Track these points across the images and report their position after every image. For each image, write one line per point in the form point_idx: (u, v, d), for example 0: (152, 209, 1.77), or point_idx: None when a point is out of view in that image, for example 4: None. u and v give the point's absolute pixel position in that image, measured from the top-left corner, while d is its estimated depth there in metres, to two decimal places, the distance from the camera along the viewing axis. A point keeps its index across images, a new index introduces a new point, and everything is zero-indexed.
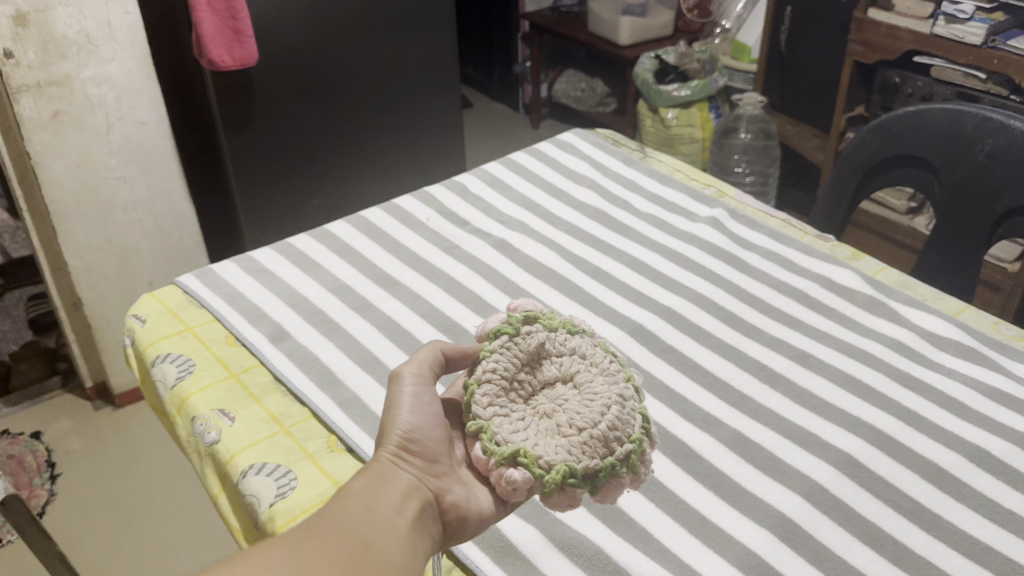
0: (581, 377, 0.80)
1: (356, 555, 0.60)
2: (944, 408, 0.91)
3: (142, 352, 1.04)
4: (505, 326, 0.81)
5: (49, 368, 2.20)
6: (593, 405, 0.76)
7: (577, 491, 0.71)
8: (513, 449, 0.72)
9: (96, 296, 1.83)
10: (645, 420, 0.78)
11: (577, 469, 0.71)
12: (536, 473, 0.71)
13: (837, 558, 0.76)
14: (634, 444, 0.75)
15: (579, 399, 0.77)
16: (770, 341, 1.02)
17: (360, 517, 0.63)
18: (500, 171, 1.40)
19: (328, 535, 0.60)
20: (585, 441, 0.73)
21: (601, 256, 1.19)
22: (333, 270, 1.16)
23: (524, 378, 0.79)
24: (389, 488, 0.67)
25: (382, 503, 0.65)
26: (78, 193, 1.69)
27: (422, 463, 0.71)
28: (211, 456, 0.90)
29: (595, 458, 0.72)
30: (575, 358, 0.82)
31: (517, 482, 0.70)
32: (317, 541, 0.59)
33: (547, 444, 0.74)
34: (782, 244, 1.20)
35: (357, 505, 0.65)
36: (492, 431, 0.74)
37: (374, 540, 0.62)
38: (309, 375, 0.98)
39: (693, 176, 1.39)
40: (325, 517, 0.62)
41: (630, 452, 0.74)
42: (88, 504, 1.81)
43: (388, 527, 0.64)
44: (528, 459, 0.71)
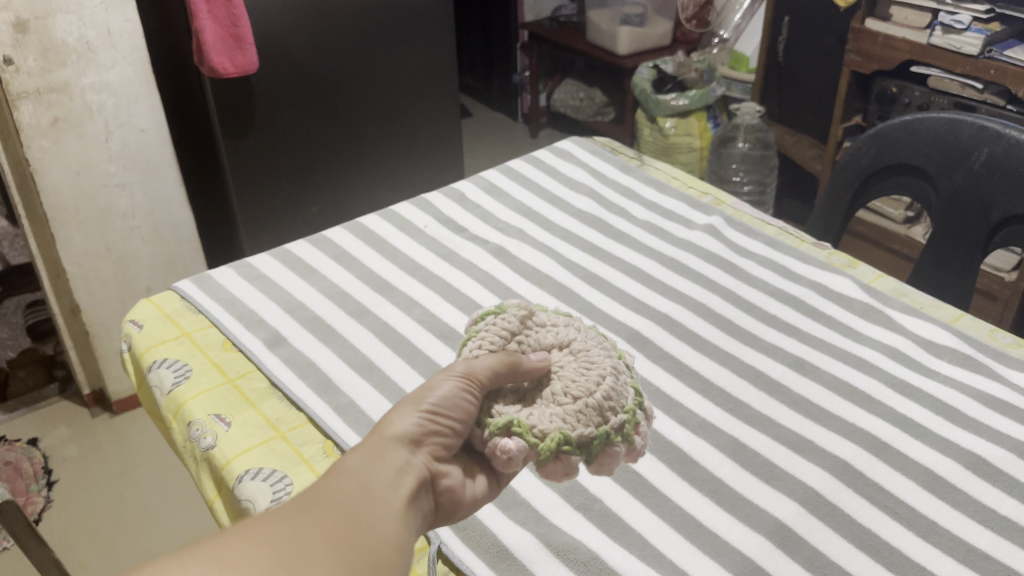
0: (578, 344, 0.81)
1: (357, 534, 0.56)
2: (940, 415, 0.91)
3: (139, 357, 1.04)
4: (492, 311, 0.84)
5: (47, 375, 2.20)
6: (589, 373, 0.76)
7: (573, 458, 0.70)
8: (507, 418, 0.72)
9: (94, 302, 1.83)
10: (638, 393, 0.78)
11: (572, 437, 0.71)
12: (530, 442, 0.70)
13: (831, 564, 0.76)
14: (627, 413, 0.75)
15: (576, 367, 0.77)
16: (766, 347, 1.02)
17: (361, 494, 0.60)
18: (497, 178, 1.40)
19: (325, 511, 0.56)
20: (579, 409, 0.73)
21: (598, 263, 1.19)
22: (331, 276, 1.17)
23: (518, 344, 0.80)
24: (386, 465, 0.63)
25: (384, 481, 0.62)
26: (77, 200, 1.69)
27: (427, 441, 0.68)
28: (207, 461, 0.90)
29: (590, 426, 0.72)
30: (570, 329, 0.83)
31: (512, 450, 0.69)
32: (316, 518, 0.55)
33: (544, 411, 0.73)
34: (779, 251, 1.20)
35: (357, 481, 0.61)
36: (485, 404, 0.74)
37: (375, 519, 0.58)
38: (306, 381, 0.98)
39: (690, 184, 1.39)
40: (323, 494, 0.58)
41: (624, 419, 0.74)
42: (85, 512, 1.81)
43: (388, 507, 0.60)
44: (523, 426, 0.71)
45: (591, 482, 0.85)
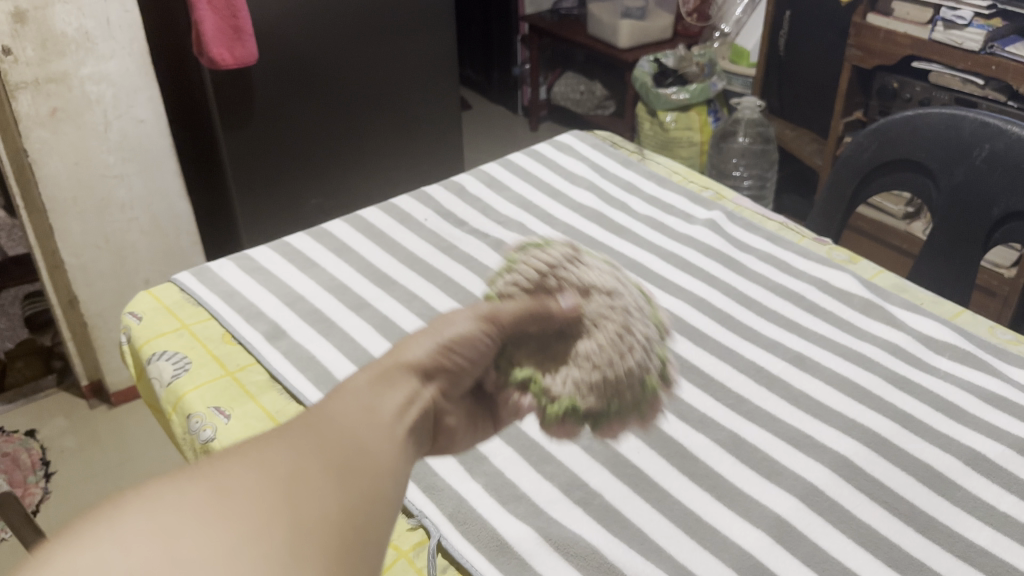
0: (614, 295, 0.78)
1: (351, 459, 0.48)
2: (940, 411, 0.91)
3: (138, 349, 1.04)
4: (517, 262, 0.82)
5: (45, 367, 2.19)
6: (616, 346, 0.74)
7: (576, 423, 0.74)
8: (526, 373, 0.73)
9: (92, 294, 1.83)
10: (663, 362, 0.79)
11: (581, 406, 0.73)
12: (542, 400, 0.73)
13: (831, 560, 0.76)
14: (638, 404, 0.75)
15: (617, 326, 0.75)
16: (766, 343, 1.02)
17: (360, 415, 0.52)
18: (498, 171, 1.40)
19: (321, 432, 0.49)
20: (596, 381, 0.73)
21: (599, 257, 1.19)
22: (330, 269, 1.16)
23: (546, 286, 0.77)
24: (392, 390, 0.56)
25: (385, 403, 0.55)
26: (75, 190, 1.69)
27: (436, 375, 0.62)
28: (206, 453, 0.90)
29: (602, 396, 0.73)
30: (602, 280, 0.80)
31: (524, 406, 0.72)
32: (308, 438, 0.48)
33: (567, 376, 0.74)
34: (779, 246, 1.20)
35: (358, 400, 0.53)
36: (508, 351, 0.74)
37: (375, 446, 0.50)
38: (306, 374, 0.97)
39: (691, 179, 1.39)
40: (317, 415, 0.51)
41: (634, 405, 0.75)
42: (82, 503, 1.81)
43: (388, 434, 0.52)
44: (538, 386, 0.73)
45: (591, 477, 0.85)
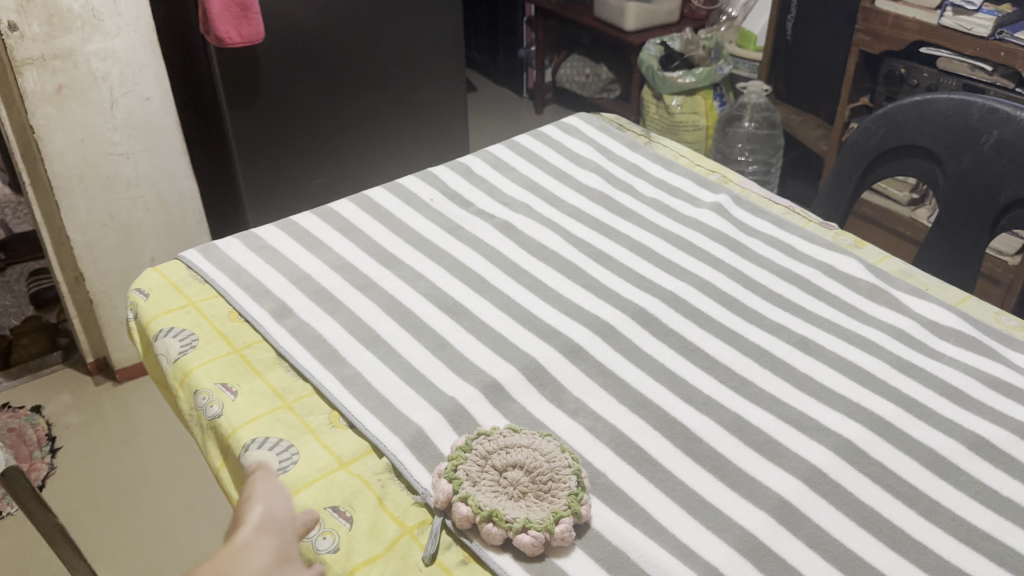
0: (558, 458, 0.84)
1: None
2: (944, 395, 0.92)
3: (145, 326, 1.05)
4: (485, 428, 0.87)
5: (50, 344, 2.20)
6: (560, 492, 0.80)
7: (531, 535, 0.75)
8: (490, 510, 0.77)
9: (98, 272, 1.84)
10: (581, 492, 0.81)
11: (534, 523, 0.76)
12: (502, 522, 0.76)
13: (833, 542, 0.77)
14: (574, 490, 0.79)
15: (560, 483, 0.81)
16: (771, 326, 1.02)
17: None
18: (504, 152, 1.40)
19: None
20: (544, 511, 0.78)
21: (605, 240, 1.19)
22: (337, 249, 1.17)
23: (506, 464, 0.83)
24: None
25: None
26: (81, 168, 1.69)
27: None
28: (213, 430, 0.91)
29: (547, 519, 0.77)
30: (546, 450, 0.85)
31: (493, 532, 0.76)
32: None
33: (503, 504, 0.79)
34: (785, 230, 1.20)
35: None
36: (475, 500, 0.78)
37: None
38: (312, 352, 0.98)
39: (698, 162, 1.39)
40: None
41: (571, 496, 0.79)
42: (87, 479, 1.82)
43: None
44: (497, 515, 0.77)
45: (595, 456, 0.86)
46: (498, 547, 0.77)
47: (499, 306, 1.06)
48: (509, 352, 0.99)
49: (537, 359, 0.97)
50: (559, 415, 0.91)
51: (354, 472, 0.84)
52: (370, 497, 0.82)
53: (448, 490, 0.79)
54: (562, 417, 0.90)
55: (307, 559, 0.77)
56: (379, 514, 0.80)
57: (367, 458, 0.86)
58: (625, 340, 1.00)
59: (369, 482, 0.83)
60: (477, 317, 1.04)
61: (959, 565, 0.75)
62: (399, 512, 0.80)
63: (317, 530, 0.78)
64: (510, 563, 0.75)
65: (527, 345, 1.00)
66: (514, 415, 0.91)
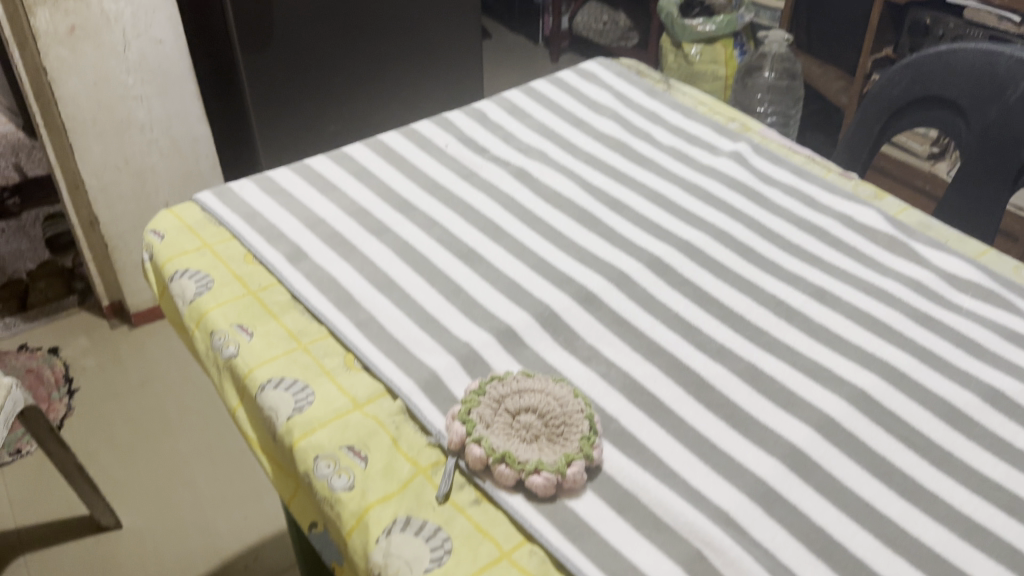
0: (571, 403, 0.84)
1: None
2: (960, 347, 0.92)
3: (161, 267, 1.05)
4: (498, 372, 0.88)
5: (66, 287, 2.22)
6: (573, 436, 0.80)
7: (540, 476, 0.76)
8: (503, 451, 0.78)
9: (113, 216, 1.86)
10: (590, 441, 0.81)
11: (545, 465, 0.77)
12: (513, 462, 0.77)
13: (844, 489, 0.77)
14: (586, 434, 0.80)
15: (573, 427, 0.81)
16: (788, 277, 1.02)
17: None
18: (520, 98, 1.38)
19: None
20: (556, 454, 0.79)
21: (620, 188, 1.18)
22: (351, 193, 1.16)
23: (520, 405, 0.83)
24: None
25: None
26: (95, 111, 1.69)
27: None
28: (229, 370, 0.92)
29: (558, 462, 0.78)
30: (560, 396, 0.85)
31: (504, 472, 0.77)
32: None
33: (516, 446, 0.80)
34: (804, 180, 1.19)
35: None
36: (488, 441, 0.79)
37: None
38: (327, 296, 0.98)
39: (717, 110, 1.37)
40: None
41: (583, 439, 0.79)
42: (104, 419, 1.85)
43: None
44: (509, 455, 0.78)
45: (607, 402, 0.86)
46: (510, 488, 0.78)
47: (514, 253, 1.06)
48: (523, 299, 0.99)
49: (551, 306, 0.97)
50: (572, 361, 0.91)
51: (368, 413, 0.85)
52: (384, 438, 0.82)
53: (462, 433, 0.80)
54: (576, 364, 0.91)
55: (322, 497, 0.78)
56: (393, 454, 0.81)
57: (382, 400, 0.86)
58: (639, 289, 1.00)
59: (384, 423, 0.84)
60: (491, 264, 1.04)
61: (970, 514, 0.75)
62: (413, 453, 0.81)
63: (332, 468, 0.80)
64: (523, 504, 0.76)
65: (541, 292, 1.00)
66: (527, 361, 0.91)
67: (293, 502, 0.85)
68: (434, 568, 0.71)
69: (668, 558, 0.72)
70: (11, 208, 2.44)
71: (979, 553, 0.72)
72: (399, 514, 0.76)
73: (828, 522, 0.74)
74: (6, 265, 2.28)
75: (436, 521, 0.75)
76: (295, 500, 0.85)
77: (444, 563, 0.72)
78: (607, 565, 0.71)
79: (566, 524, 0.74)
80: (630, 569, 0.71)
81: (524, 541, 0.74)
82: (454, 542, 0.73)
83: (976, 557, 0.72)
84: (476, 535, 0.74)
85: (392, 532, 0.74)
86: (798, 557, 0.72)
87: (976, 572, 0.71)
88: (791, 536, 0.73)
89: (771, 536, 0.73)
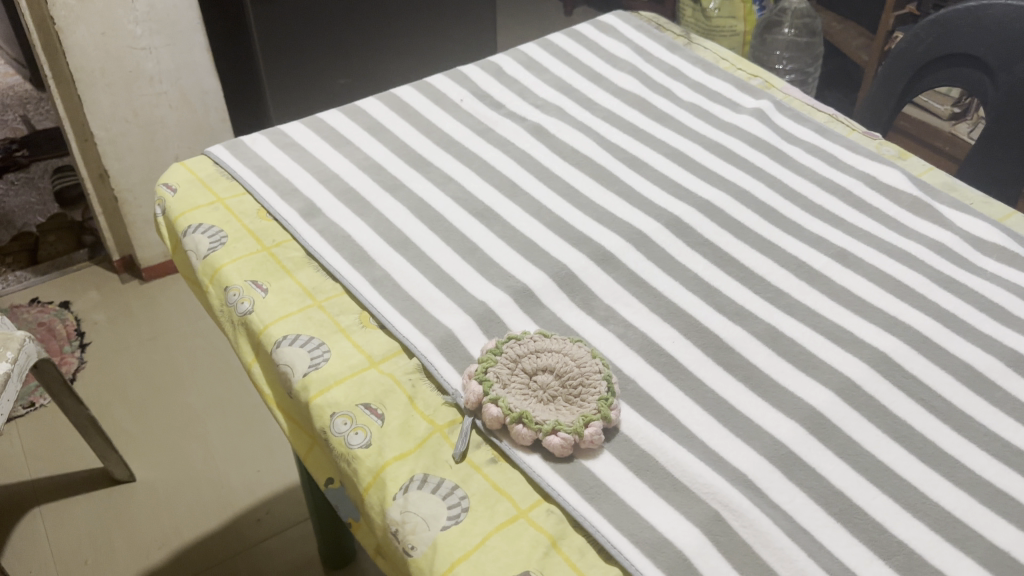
0: (587, 362, 0.83)
1: None
2: (983, 311, 0.91)
3: (174, 221, 1.04)
4: (515, 333, 0.87)
5: (77, 241, 2.21)
6: (588, 397, 0.79)
7: (560, 438, 0.76)
8: (520, 412, 0.77)
9: (123, 169, 1.85)
10: (610, 393, 0.80)
11: (564, 425, 0.76)
12: (532, 424, 0.77)
13: (864, 453, 0.76)
14: (604, 395, 0.79)
15: (589, 387, 0.80)
16: (809, 238, 1.00)
17: None
18: (537, 52, 1.35)
19: None
20: (574, 414, 0.78)
21: (639, 145, 1.16)
22: (364, 148, 1.14)
23: (536, 367, 0.83)
24: None
25: None
26: (103, 62, 1.67)
27: None
28: (245, 326, 0.91)
29: (576, 421, 0.77)
30: (574, 355, 0.84)
31: (524, 434, 0.76)
32: None
33: (533, 406, 0.79)
34: (827, 139, 1.17)
35: None
36: (506, 402, 0.79)
37: None
38: (342, 253, 0.97)
39: (739, 66, 1.33)
40: None
41: (600, 400, 0.79)
42: (117, 373, 1.86)
43: None
44: (526, 416, 0.77)
45: (625, 363, 0.85)
46: (527, 448, 0.77)
47: (530, 211, 1.04)
48: (540, 258, 0.97)
49: (568, 265, 0.96)
50: (590, 321, 0.90)
51: (385, 371, 0.84)
52: (400, 395, 0.82)
53: (479, 392, 0.79)
54: (593, 324, 0.90)
55: (339, 454, 0.78)
56: (410, 412, 0.81)
57: (398, 358, 0.86)
58: (658, 249, 0.99)
59: (400, 381, 0.83)
60: (507, 222, 1.03)
61: (991, 480, 0.75)
62: (429, 411, 0.81)
63: (349, 426, 0.79)
64: (540, 464, 0.76)
65: (558, 251, 0.98)
66: (544, 321, 0.90)
67: (310, 459, 0.85)
68: (451, 526, 0.71)
69: (685, 519, 0.71)
70: (20, 161, 2.42)
71: (999, 519, 0.72)
72: (415, 472, 0.75)
73: (847, 485, 0.74)
74: (16, 217, 2.28)
75: (452, 479, 0.75)
76: (312, 457, 0.85)
77: (461, 521, 0.72)
78: (624, 525, 0.71)
79: (583, 485, 0.74)
80: (648, 530, 0.70)
81: (541, 500, 0.74)
82: (471, 501, 0.73)
83: (996, 522, 0.72)
84: (492, 493, 0.74)
85: (409, 490, 0.74)
86: (816, 520, 0.71)
87: (996, 538, 0.71)
88: (809, 500, 0.73)
89: (789, 499, 0.73)
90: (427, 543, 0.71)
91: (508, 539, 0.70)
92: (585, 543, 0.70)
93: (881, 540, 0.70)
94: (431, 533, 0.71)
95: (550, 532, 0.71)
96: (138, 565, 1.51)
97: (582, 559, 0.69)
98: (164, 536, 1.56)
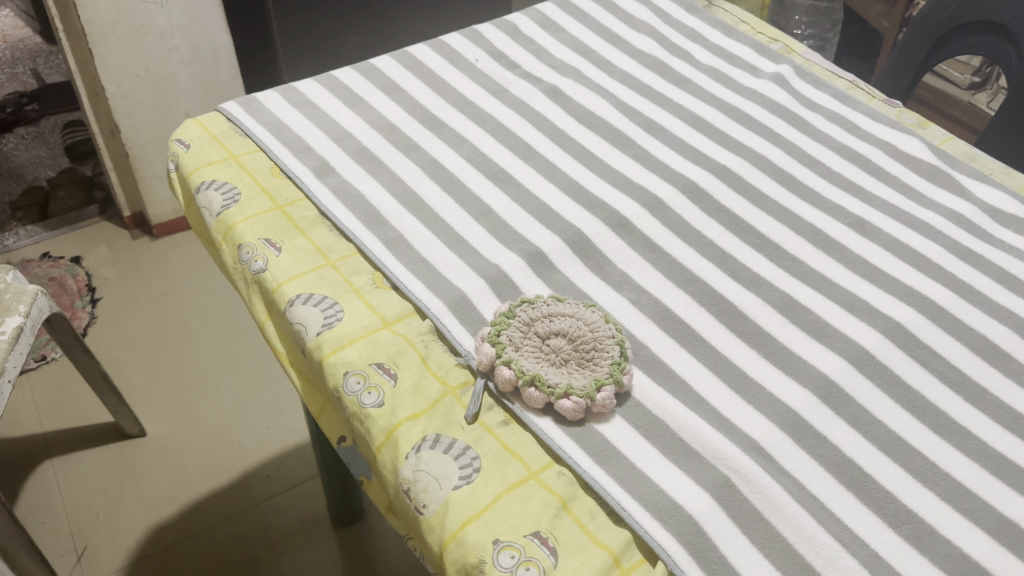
0: (598, 329, 0.83)
1: None
2: (1001, 283, 0.90)
3: (187, 177, 1.04)
4: (529, 296, 0.86)
5: (87, 197, 2.21)
6: (599, 363, 0.79)
7: (574, 402, 0.76)
8: (532, 374, 0.77)
9: (133, 124, 1.85)
10: (623, 357, 0.80)
11: (576, 389, 0.77)
12: (545, 389, 0.77)
13: (876, 423, 0.77)
14: (616, 360, 0.79)
15: (600, 355, 0.80)
16: (826, 206, 0.99)
17: None
18: (554, 11, 1.33)
19: None
20: (588, 378, 0.78)
21: (657, 109, 1.14)
22: (378, 107, 1.13)
23: (549, 332, 0.83)
24: None
25: None
26: (115, 15, 1.67)
27: None
28: (258, 284, 0.92)
29: (589, 384, 0.77)
30: (582, 322, 0.84)
31: (538, 399, 0.76)
32: None
33: (545, 369, 0.79)
34: (847, 106, 1.15)
35: None
36: (519, 364, 0.79)
37: None
38: (355, 213, 0.97)
39: (760, 30, 1.31)
40: None
41: (614, 364, 0.79)
42: (128, 329, 1.87)
43: None
44: (538, 379, 0.77)
45: (638, 329, 0.85)
46: (539, 411, 0.77)
47: (544, 174, 1.04)
48: (554, 222, 0.97)
49: (582, 230, 0.95)
50: (603, 287, 0.90)
51: (398, 332, 0.84)
52: (414, 356, 0.82)
53: (491, 354, 0.79)
54: (607, 290, 0.89)
55: (352, 412, 0.79)
56: (423, 372, 0.81)
57: (411, 319, 0.86)
58: (673, 215, 0.98)
59: (413, 342, 0.83)
60: (522, 185, 1.02)
61: (1003, 451, 0.75)
62: (442, 372, 0.81)
63: (362, 385, 0.80)
64: (551, 426, 0.76)
65: (572, 215, 0.98)
66: (557, 286, 0.90)
67: (322, 417, 0.86)
68: (463, 485, 0.72)
69: (695, 484, 0.71)
70: (30, 115, 2.41)
71: (1010, 491, 0.72)
72: (428, 433, 0.76)
73: (858, 454, 0.74)
74: (26, 172, 2.27)
75: (464, 439, 0.75)
76: (325, 414, 0.85)
77: (473, 481, 0.72)
78: (634, 489, 0.71)
79: (594, 448, 0.74)
80: (659, 494, 0.71)
81: (552, 462, 0.74)
82: (482, 461, 0.74)
83: (1007, 494, 0.72)
84: (504, 455, 0.74)
85: (421, 450, 0.75)
86: (826, 488, 0.72)
87: (1007, 509, 0.71)
88: (819, 467, 0.73)
89: (800, 466, 0.73)
90: (439, 502, 0.71)
91: (519, 500, 0.71)
92: (595, 505, 0.71)
93: (891, 509, 0.70)
94: (442, 492, 0.71)
95: (561, 493, 0.71)
96: (148, 519, 1.53)
97: (592, 521, 0.70)
98: (174, 491, 1.58)
